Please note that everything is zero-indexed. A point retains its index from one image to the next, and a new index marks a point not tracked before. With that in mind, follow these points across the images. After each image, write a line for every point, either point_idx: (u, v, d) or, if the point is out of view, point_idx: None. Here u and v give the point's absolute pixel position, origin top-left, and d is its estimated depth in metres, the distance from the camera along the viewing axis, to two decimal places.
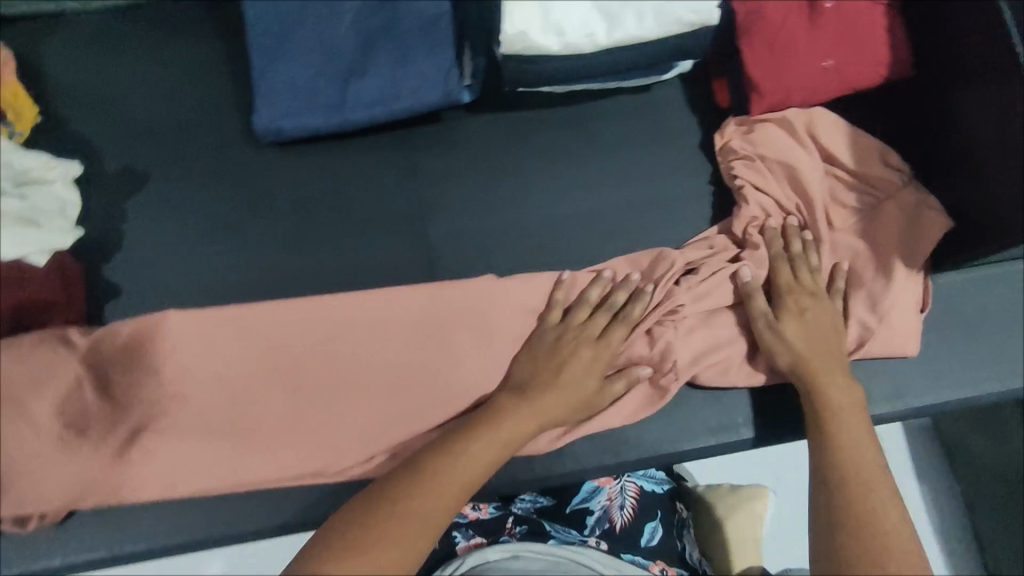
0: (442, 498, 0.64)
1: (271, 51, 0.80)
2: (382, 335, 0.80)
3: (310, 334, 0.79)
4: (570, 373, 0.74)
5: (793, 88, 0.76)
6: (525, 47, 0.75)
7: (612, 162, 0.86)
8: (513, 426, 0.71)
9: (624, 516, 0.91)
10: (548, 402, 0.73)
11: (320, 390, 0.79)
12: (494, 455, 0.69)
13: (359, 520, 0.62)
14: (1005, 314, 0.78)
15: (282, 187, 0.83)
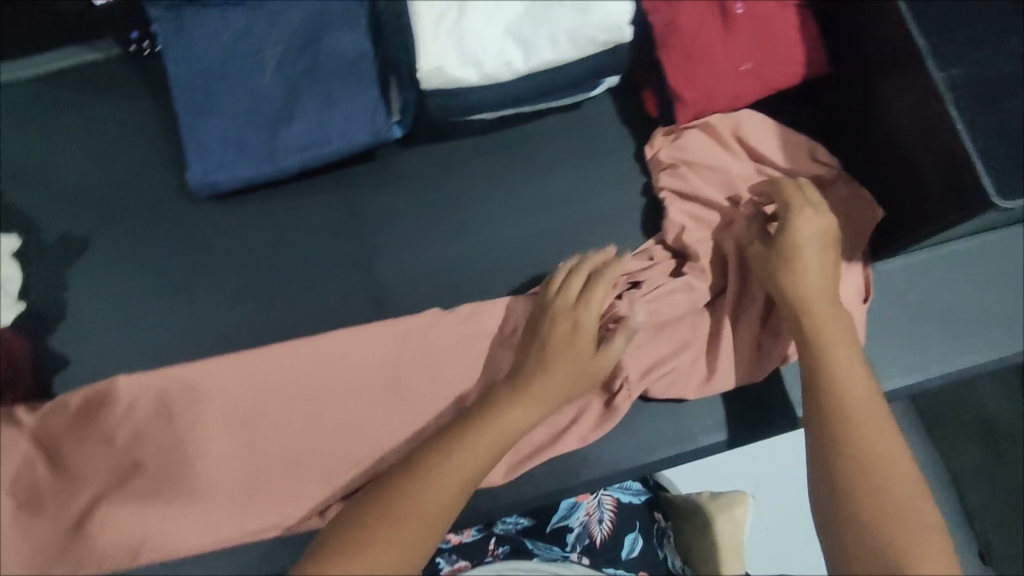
0: (438, 497, 0.60)
1: (200, 110, 0.81)
2: (336, 374, 0.78)
3: (264, 379, 0.78)
4: (564, 352, 0.69)
5: (715, 94, 0.78)
6: (443, 82, 0.73)
7: (547, 182, 0.86)
8: (512, 416, 0.66)
9: (603, 530, 0.89)
10: (544, 387, 0.68)
11: (285, 433, 0.77)
12: (497, 449, 0.64)
13: (355, 533, 0.58)
14: (944, 290, 0.81)
15: (223, 240, 0.84)
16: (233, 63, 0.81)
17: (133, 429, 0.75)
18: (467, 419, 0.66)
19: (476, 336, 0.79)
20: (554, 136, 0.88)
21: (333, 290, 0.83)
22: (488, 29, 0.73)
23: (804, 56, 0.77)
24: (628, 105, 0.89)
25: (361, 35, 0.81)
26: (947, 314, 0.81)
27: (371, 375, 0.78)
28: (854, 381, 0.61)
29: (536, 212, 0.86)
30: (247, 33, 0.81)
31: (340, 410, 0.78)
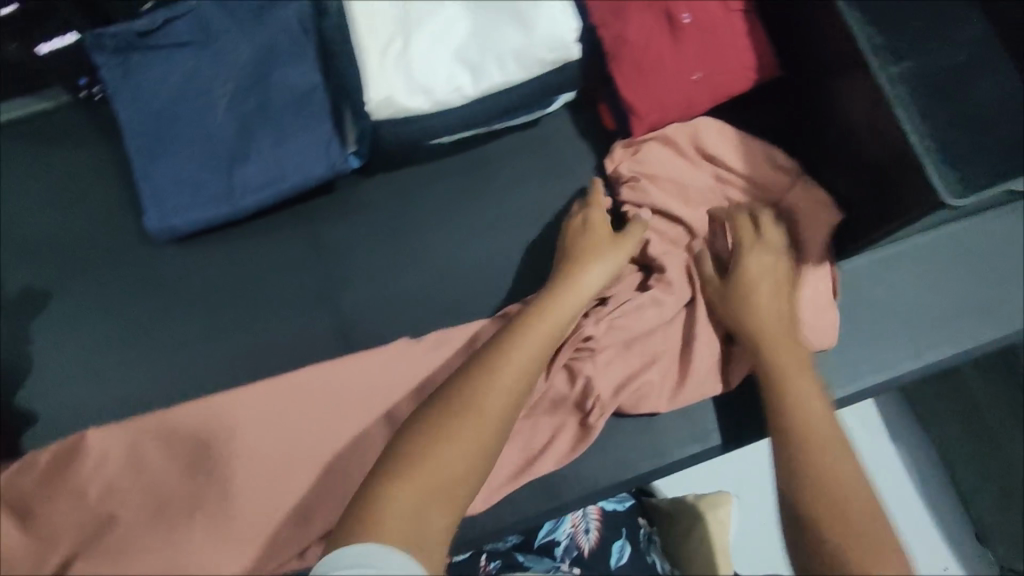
0: (478, 434, 0.57)
1: (153, 155, 0.80)
2: (327, 391, 0.78)
3: (257, 399, 0.77)
4: (584, 272, 0.74)
5: (668, 104, 0.78)
6: (393, 111, 0.72)
7: (509, 200, 0.86)
8: (546, 327, 0.68)
9: (591, 540, 0.87)
10: (570, 300, 0.71)
11: (286, 447, 0.76)
12: (541, 348, 0.66)
13: (398, 475, 0.53)
14: (903, 288, 0.81)
15: (186, 282, 0.83)
16: (184, 105, 0.81)
17: (104, 482, 0.74)
18: (492, 348, 0.65)
19: (446, 363, 0.78)
20: (513, 154, 0.88)
21: (301, 325, 0.82)
22: (434, 56, 0.72)
23: (754, 61, 0.76)
24: (585, 118, 0.89)
25: (310, 68, 0.81)
26: (908, 311, 0.81)
27: (353, 402, 0.77)
28: (808, 403, 0.64)
29: (500, 232, 0.85)
30: (196, 74, 0.81)
31: (316, 447, 0.76)
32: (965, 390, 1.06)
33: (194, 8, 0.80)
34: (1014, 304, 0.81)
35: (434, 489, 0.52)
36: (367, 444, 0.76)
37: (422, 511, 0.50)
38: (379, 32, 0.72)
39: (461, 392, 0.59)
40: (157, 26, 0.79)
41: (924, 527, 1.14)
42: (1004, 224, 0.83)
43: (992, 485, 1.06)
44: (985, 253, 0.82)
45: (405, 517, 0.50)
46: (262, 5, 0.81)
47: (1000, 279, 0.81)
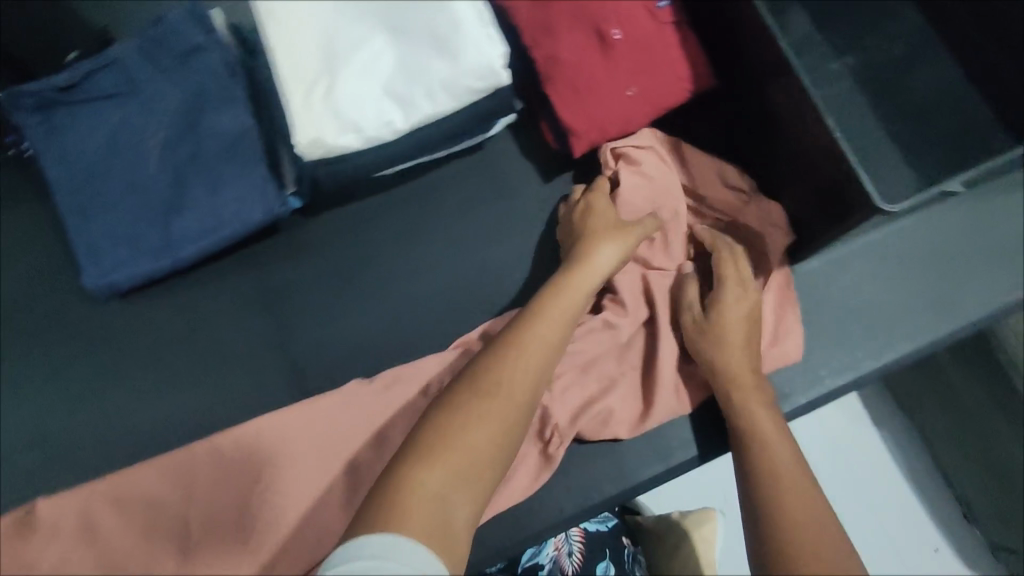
0: (498, 430, 0.58)
1: (86, 211, 0.78)
2: (299, 419, 0.76)
3: (230, 436, 0.76)
4: (593, 254, 0.72)
5: (606, 122, 0.77)
6: (325, 152, 0.71)
7: (458, 228, 0.85)
8: (563, 310, 0.67)
9: (575, 563, 0.85)
10: (581, 284, 0.70)
11: (266, 473, 0.74)
12: (558, 338, 0.66)
13: (422, 463, 0.53)
14: (850, 290, 0.80)
15: (133, 339, 0.81)
16: (114, 159, 0.79)
17: (56, 556, 0.71)
18: (510, 339, 0.64)
19: (403, 403, 0.76)
20: (458, 182, 0.86)
21: (253, 374, 0.80)
22: (362, 92, 0.70)
23: (688, 73, 0.77)
24: (527, 140, 0.87)
25: (242, 111, 0.79)
26: (857, 313, 0.79)
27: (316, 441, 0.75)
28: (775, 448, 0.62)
29: (450, 262, 0.84)
30: (123, 126, 0.79)
31: (279, 496, 0.73)
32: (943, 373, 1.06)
33: (115, 60, 0.78)
34: (966, 295, 0.79)
35: (459, 473, 0.53)
36: (326, 493, 0.74)
37: (447, 498, 0.51)
38: (302, 71, 0.70)
39: (485, 379, 0.60)
40: (78, 80, 0.77)
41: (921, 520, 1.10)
42: (948, 218, 0.82)
43: (975, 466, 1.05)
44: (929, 248, 0.81)
45: (429, 504, 0.50)
46: (186, 50, 0.78)
47: (949, 272, 0.80)
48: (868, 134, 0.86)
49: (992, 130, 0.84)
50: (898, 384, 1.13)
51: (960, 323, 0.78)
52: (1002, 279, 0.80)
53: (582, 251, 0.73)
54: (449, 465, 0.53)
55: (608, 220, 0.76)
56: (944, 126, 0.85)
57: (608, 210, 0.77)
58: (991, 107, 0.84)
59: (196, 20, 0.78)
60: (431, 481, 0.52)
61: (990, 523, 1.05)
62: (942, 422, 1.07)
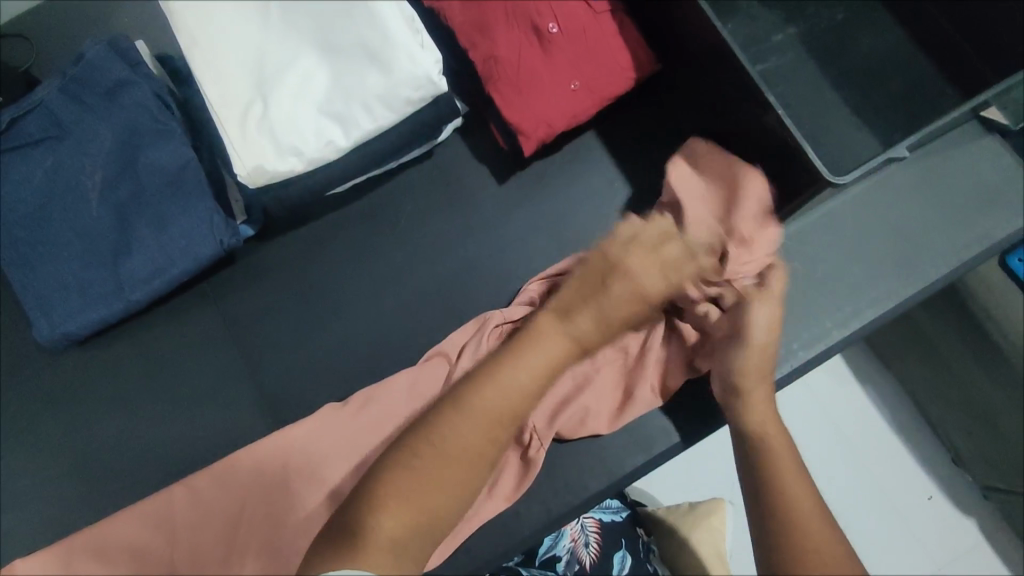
0: (451, 485, 0.59)
1: (29, 262, 0.76)
2: (286, 442, 0.75)
3: (215, 471, 0.74)
4: (585, 313, 0.64)
5: (552, 116, 0.75)
6: (268, 179, 0.68)
7: (419, 237, 0.84)
8: (535, 370, 0.63)
9: (592, 553, 0.84)
10: (560, 349, 0.64)
11: (260, 501, 0.74)
12: (530, 396, 0.63)
13: (375, 512, 0.56)
14: (811, 262, 0.80)
15: (97, 385, 0.79)
16: (52, 205, 0.76)
17: None
18: (478, 392, 0.61)
19: (378, 424, 0.75)
20: (414, 192, 0.85)
21: (224, 409, 0.79)
22: (297, 113, 0.69)
23: (629, 60, 0.76)
24: (479, 140, 0.86)
25: (180, 143, 0.76)
26: (822, 284, 0.79)
27: (301, 466, 0.74)
28: (795, 481, 0.61)
29: (414, 272, 0.83)
30: (58, 170, 0.76)
31: (269, 531, 0.72)
32: (918, 327, 1.06)
33: (39, 101, 0.75)
34: (927, 256, 0.79)
35: (405, 526, 0.56)
36: (312, 521, 0.72)
37: (395, 545, 0.55)
38: (233, 97, 0.68)
39: (445, 436, 0.60)
40: (3, 126, 0.75)
41: (914, 475, 1.11)
42: (900, 181, 0.82)
43: (957, 415, 1.06)
44: (888, 212, 0.81)
45: (381, 550, 0.54)
46: (112, 86, 0.76)
47: (909, 235, 0.80)
48: (819, 102, 0.85)
49: (937, 84, 0.84)
50: (878, 341, 1.14)
51: (922, 285, 0.79)
52: (961, 236, 0.80)
53: (578, 317, 0.64)
54: (397, 519, 0.56)
55: (625, 272, 0.63)
56: (893, 86, 0.85)
57: (633, 248, 0.64)
58: (933, 63, 0.85)
59: (120, 54, 0.76)
60: (379, 530, 0.55)
61: (977, 468, 1.07)
62: (924, 375, 1.08)
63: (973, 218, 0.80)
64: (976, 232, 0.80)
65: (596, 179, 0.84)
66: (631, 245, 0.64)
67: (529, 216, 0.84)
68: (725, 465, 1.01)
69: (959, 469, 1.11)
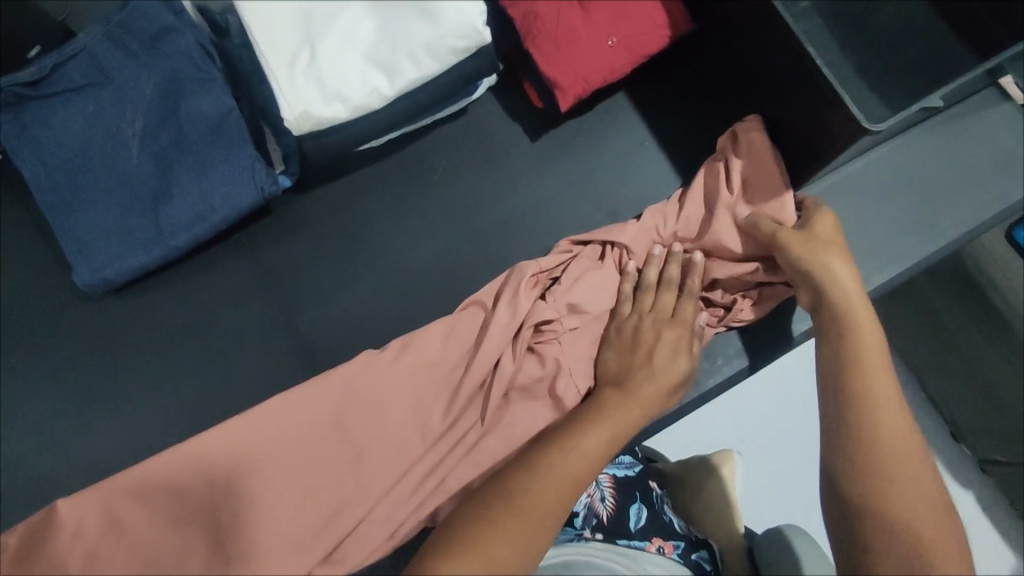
0: (519, 531, 0.57)
1: (69, 207, 0.77)
2: (319, 387, 0.75)
3: (248, 415, 0.75)
4: (638, 379, 0.69)
5: (588, 71, 0.77)
6: (313, 124, 0.70)
7: (452, 193, 0.85)
8: (604, 431, 0.64)
9: (608, 507, 0.80)
10: (627, 411, 0.66)
11: (291, 441, 0.73)
12: (600, 447, 0.63)
13: (440, 551, 0.56)
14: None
15: (134, 333, 0.80)
16: (92, 152, 0.77)
17: (83, 553, 0.71)
18: (543, 443, 0.64)
19: (417, 370, 0.75)
20: (447, 148, 0.86)
21: (261, 356, 0.80)
22: (344, 60, 0.70)
23: (665, 20, 0.78)
24: (512, 99, 0.87)
25: (222, 92, 0.78)
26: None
27: (337, 407, 0.74)
28: (865, 330, 0.64)
29: (447, 226, 0.84)
30: (99, 118, 0.77)
31: (306, 480, 0.72)
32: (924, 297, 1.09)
33: (82, 49, 0.76)
34: (942, 215, 0.82)
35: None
36: (350, 467, 0.73)
37: None
38: (283, 44, 0.70)
39: (511, 484, 0.60)
40: (46, 73, 0.75)
41: None
42: (920, 144, 0.85)
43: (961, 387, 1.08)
44: (907, 172, 0.84)
45: None
46: (155, 34, 0.77)
47: (923, 202, 0.83)
48: (842, 67, 0.88)
49: (957, 51, 0.87)
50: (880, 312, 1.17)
51: (935, 248, 0.82)
52: (973, 201, 0.83)
53: (636, 380, 0.69)
54: (469, 566, 0.54)
55: (661, 336, 0.71)
56: (912, 52, 0.88)
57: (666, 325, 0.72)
58: (952, 30, 0.88)
59: (164, 2, 0.77)
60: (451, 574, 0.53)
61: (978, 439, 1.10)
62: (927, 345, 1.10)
63: (987, 180, 0.83)
64: (989, 195, 0.83)
65: (626, 139, 0.86)
66: (656, 317, 0.73)
67: (563, 174, 0.86)
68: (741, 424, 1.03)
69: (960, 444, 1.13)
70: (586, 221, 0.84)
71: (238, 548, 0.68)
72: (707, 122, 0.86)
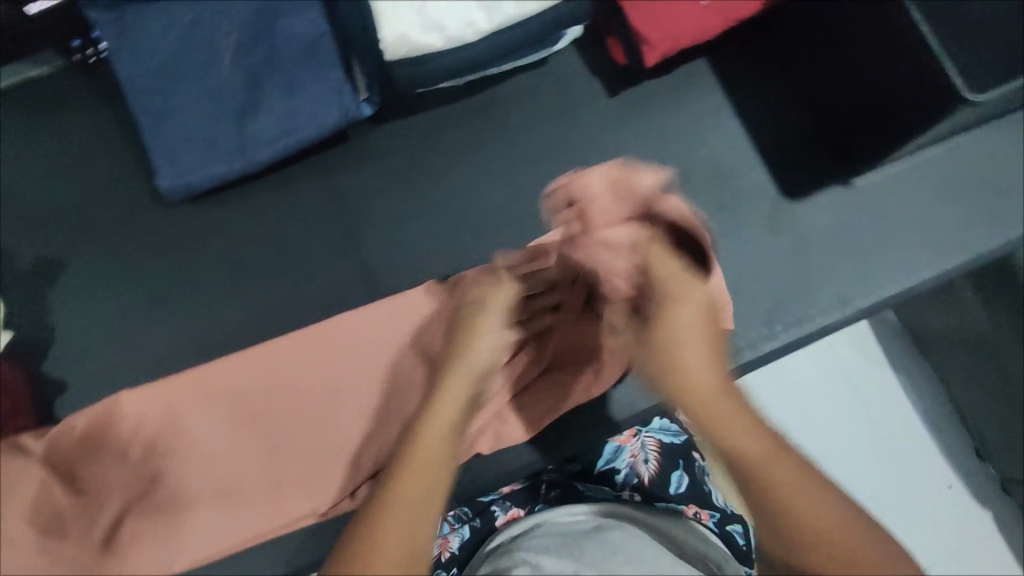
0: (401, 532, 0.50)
1: (158, 111, 0.79)
2: (371, 316, 0.77)
3: (300, 337, 0.77)
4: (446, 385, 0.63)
5: (678, 31, 0.78)
6: (410, 50, 0.73)
7: (527, 136, 0.86)
8: (439, 425, 0.59)
9: (650, 469, 0.80)
10: (444, 407, 0.60)
11: (326, 364, 0.76)
12: (440, 441, 0.58)
13: None
14: (882, 212, 0.83)
15: (205, 241, 0.82)
16: (186, 60, 0.79)
17: (144, 444, 0.74)
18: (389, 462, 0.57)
19: None
20: (525, 96, 0.87)
21: (329, 277, 0.82)
22: None
23: None
24: (593, 54, 0.88)
25: (317, 15, 0.79)
26: (873, 236, 0.83)
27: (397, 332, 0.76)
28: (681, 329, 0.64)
29: (516, 170, 0.85)
30: (195, 27, 0.79)
31: (359, 393, 0.76)
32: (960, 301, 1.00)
33: None
34: (1004, 216, 0.82)
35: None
36: (405, 388, 0.76)
37: None
38: None
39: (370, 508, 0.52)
40: None
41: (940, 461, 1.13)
42: (998, 140, 0.84)
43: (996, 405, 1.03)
44: (974, 168, 0.83)
45: None
46: None
47: (969, 207, 0.83)
48: None
49: None
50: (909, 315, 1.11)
51: (966, 256, 0.82)
52: None
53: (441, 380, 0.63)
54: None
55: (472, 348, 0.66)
56: None
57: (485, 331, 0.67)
58: None
59: None
60: None
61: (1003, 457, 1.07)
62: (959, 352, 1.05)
63: None
64: None
65: (703, 103, 0.87)
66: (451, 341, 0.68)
67: (637, 132, 0.86)
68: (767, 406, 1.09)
69: (983, 462, 1.12)
70: None
71: (301, 452, 0.75)
72: (783, 99, 0.87)
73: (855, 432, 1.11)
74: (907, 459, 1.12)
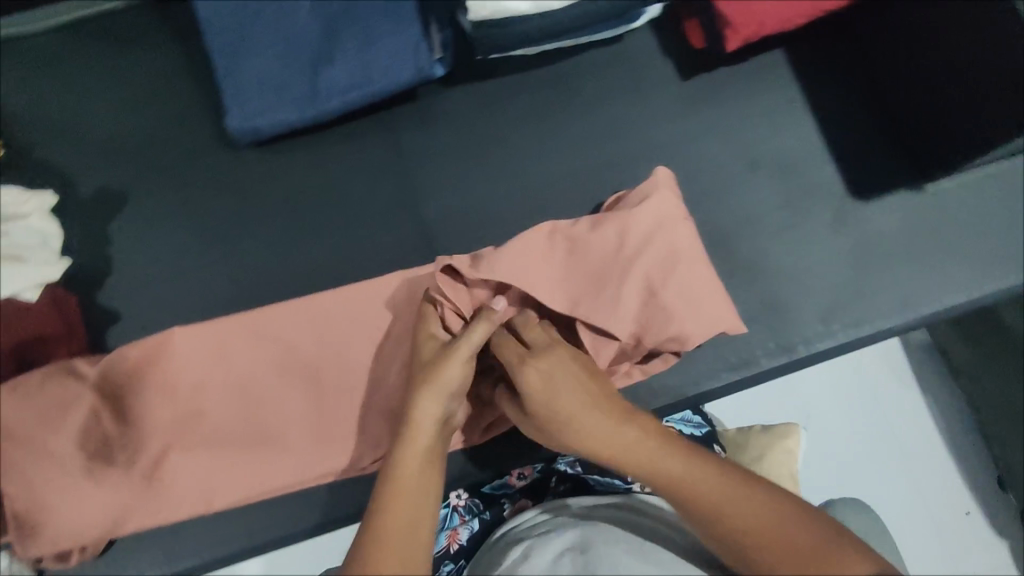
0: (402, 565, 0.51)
1: (233, 51, 0.78)
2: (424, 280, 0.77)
3: (352, 291, 0.76)
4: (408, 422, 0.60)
5: (766, 16, 0.76)
6: (493, 11, 0.72)
7: (595, 112, 0.85)
8: (413, 460, 0.58)
9: None
10: (416, 437, 0.59)
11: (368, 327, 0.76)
12: (416, 473, 0.57)
13: None
14: (946, 220, 0.82)
15: (264, 187, 0.82)
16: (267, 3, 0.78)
17: (193, 381, 0.74)
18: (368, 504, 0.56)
19: None
20: (597, 71, 0.86)
21: (384, 233, 0.81)
22: None
23: None
24: (669, 36, 0.87)
25: None
26: (931, 243, 0.82)
27: None
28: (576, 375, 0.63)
29: (580, 144, 0.84)
30: None
31: (400, 358, 0.75)
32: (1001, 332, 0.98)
33: None
34: None
35: None
36: None
37: None
38: None
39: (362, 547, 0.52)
40: None
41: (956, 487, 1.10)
42: None
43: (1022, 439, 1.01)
44: None
45: None
46: None
47: None
48: None
49: None
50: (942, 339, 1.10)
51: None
52: None
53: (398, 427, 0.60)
54: None
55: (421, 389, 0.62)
56: None
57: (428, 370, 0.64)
58: None
59: None
60: None
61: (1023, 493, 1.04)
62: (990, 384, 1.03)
63: None
64: None
65: (776, 94, 0.86)
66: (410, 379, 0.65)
67: (706, 117, 0.85)
68: (795, 409, 1.09)
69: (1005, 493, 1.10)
70: (720, 167, 0.84)
71: (343, 406, 0.75)
72: (857, 98, 0.85)
73: (880, 445, 1.10)
74: (929, 479, 1.10)
